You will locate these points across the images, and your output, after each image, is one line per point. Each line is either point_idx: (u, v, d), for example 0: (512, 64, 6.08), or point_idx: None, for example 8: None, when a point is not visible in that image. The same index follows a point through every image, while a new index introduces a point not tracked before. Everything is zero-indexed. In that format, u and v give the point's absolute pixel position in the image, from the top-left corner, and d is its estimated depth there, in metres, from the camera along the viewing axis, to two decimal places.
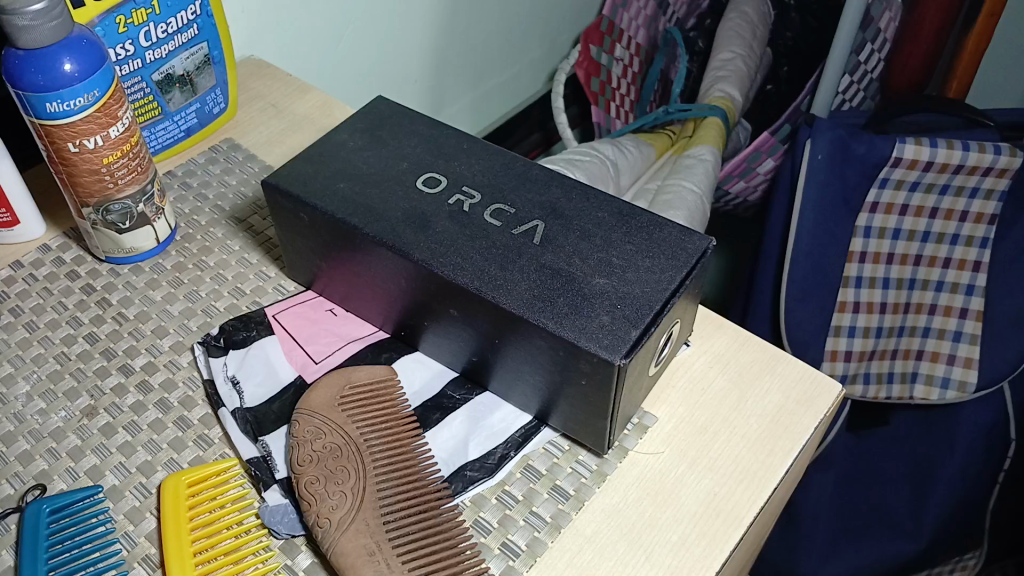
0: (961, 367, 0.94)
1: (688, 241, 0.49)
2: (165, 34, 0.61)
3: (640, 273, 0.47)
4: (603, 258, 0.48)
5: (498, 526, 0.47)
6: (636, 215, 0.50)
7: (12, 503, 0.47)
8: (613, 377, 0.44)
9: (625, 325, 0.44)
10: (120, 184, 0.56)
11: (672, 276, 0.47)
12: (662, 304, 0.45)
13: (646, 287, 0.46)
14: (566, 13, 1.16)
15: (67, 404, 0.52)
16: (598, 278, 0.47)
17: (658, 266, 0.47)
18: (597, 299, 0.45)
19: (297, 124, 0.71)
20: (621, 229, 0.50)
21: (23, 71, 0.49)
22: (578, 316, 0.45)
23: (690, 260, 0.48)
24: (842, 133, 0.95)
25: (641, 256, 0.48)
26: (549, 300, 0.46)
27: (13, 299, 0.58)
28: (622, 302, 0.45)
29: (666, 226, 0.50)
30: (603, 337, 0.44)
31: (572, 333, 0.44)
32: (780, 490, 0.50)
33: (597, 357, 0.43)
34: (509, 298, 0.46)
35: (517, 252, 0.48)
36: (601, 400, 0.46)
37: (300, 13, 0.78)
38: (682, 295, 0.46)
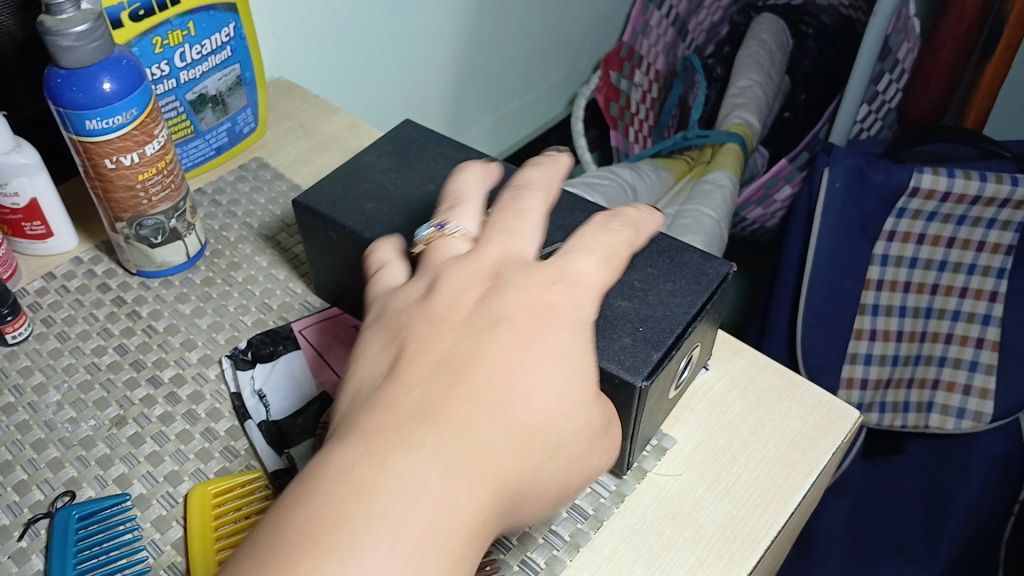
0: (976, 398, 0.93)
1: (709, 265, 0.50)
2: (200, 55, 0.63)
3: (661, 296, 0.48)
4: (624, 280, 0.48)
5: (517, 543, 0.47)
6: (657, 239, 0.52)
7: (42, 509, 0.48)
8: (632, 399, 0.44)
9: (647, 348, 0.45)
10: (154, 199, 0.57)
11: (693, 300, 0.48)
12: (683, 327, 0.46)
13: (667, 310, 0.47)
14: (586, 39, 1.18)
15: (97, 413, 0.53)
16: (620, 300, 0.47)
17: (680, 290, 0.48)
18: (618, 320, 0.46)
19: (324, 144, 0.72)
20: (641, 251, 0.51)
21: (64, 89, 0.50)
22: (600, 337, 0.45)
23: (711, 284, 0.49)
24: (859, 162, 0.97)
25: (663, 280, 0.49)
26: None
27: (45, 309, 0.60)
28: (642, 324, 0.46)
29: (686, 251, 0.51)
30: (625, 358, 0.44)
31: (593, 353, 0.44)
32: (797, 515, 0.50)
33: (617, 378, 0.44)
34: None
35: None
36: (622, 423, 0.47)
37: (328, 35, 0.80)
38: (703, 319, 0.47)
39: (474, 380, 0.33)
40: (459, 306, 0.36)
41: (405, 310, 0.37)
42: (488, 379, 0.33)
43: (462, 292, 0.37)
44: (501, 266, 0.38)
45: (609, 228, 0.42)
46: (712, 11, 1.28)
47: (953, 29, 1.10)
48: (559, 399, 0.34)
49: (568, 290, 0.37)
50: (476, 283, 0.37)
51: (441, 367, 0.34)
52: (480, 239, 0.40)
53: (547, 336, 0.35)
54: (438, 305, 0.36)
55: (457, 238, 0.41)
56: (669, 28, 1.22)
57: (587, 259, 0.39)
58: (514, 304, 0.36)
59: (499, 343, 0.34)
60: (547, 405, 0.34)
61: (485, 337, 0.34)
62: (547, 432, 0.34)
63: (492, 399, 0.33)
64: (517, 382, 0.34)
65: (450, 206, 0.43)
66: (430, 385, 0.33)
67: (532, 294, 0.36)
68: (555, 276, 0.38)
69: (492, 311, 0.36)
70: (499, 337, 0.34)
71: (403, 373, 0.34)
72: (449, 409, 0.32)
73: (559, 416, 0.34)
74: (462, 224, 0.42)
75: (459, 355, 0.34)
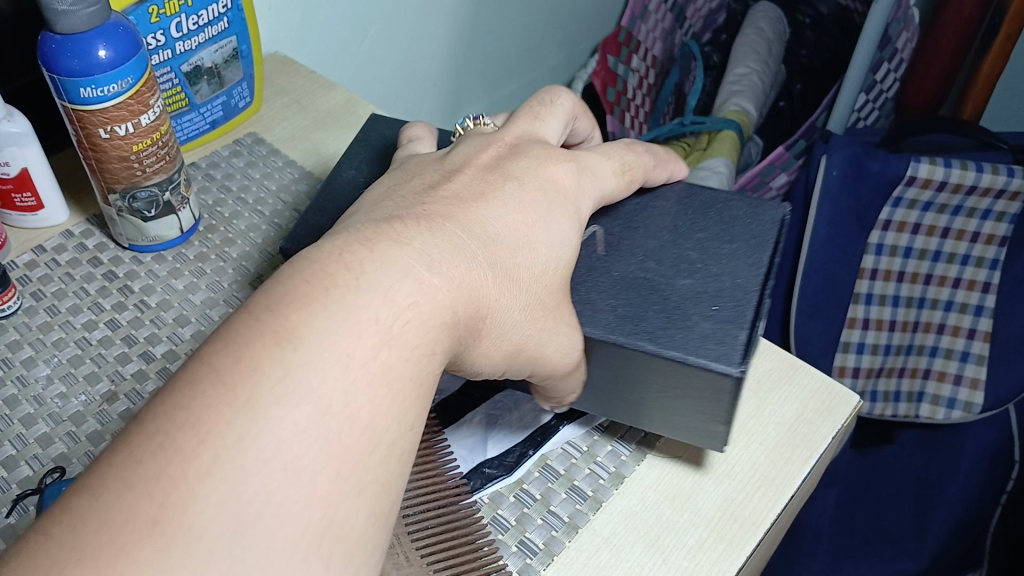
0: (967, 388, 0.95)
1: (763, 212, 0.50)
2: (196, 26, 0.62)
3: (727, 268, 0.47)
4: (684, 257, 0.48)
5: (515, 524, 0.46)
6: (696, 202, 0.52)
7: (32, 485, 0.47)
8: (729, 389, 0.42)
9: (730, 328, 0.43)
10: (148, 172, 0.56)
11: (758, 262, 0.47)
12: (759, 289, 0.45)
13: (738, 276, 0.46)
14: (584, 23, 1.17)
15: (88, 389, 0.52)
16: (685, 282, 0.46)
17: (742, 257, 0.47)
18: (694, 301, 0.45)
19: (321, 121, 0.71)
20: (691, 221, 0.50)
21: (59, 56, 0.49)
22: (678, 328, 0.43)
23: (770, 232, 0.49)
24: (856, 151, 0.96)
25: (723, 252, 0.48)
26: (640, 316, 0.44)
27: (34, 283, 0.58)
28: (721, 299, 0.45)
29: (733, 206, 0.51)
30: (713, 346, 0.42)
31: (679, 349, 0.42)
32: (795, 500, 0.50)
33: (712, 373, 0.42)
34: (594, 321, 0.44)
35: (591, 266, 0.47)
36: (714, 410, 0.45)
37: (326, 12, 0.79)
38: (776, 271, 0.46)
39: (470, 217, 0.38)
40: (482, 160, 0.42)
41: (427, 162, 0.44)
42: (484, 221, 0.38)
43: (487, 151, 0.43)
44: (523, 138, 0.44)
45: (630, 145, 0.49)
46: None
47: (953, 20, 1.10)
48: (535, 256, 0.39)
49: (577, 170, 0.44)
50: (500, 147, 0.43)
51: (448, 203, 0.39)
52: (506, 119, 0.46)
53: (549, 199, 0.41)
54: (458, 159, 0.42)
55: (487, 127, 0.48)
56: (666, 14, 1.22)
57: (599, 159, 0.46)
58: (530, 166, 0.42)
59: (507, 196, 0.40)
60: (521, 262, 0.39)
61: (495, 188, 0.40)
62: (514, 288, 0.38)
63: (481, 241, 0.37)
64: (510, 229, 0.39)
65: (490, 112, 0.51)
66: (434, 213, 0.38)
67: (548, 161, 0.43)
68: (570, 157, 0.44)
69: (512, 169, 0.41)
70: (511, 191, 0.40)
71: (415, 203, 0.39)
72: (445, 235, 0.37)
73: (529, 273, 0.39)
74: (497, 121, 0.50)
75: (467, 196, 0.39)
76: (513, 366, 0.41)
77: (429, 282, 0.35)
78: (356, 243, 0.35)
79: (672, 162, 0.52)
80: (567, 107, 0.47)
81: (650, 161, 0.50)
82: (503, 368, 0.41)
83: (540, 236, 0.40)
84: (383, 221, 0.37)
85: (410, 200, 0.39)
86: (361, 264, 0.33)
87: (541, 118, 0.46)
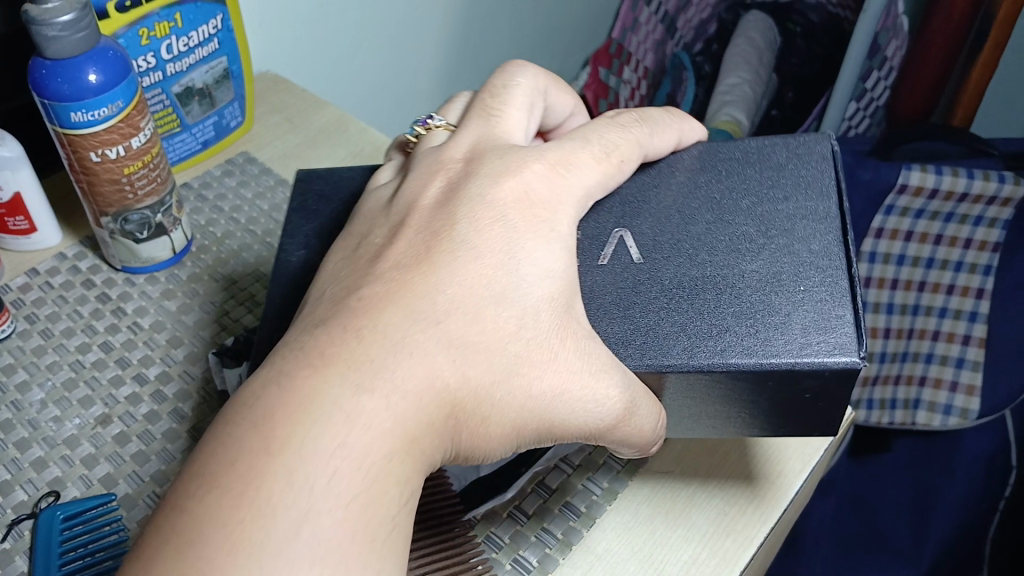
0: (963, 394, 0.96)
1: (806, 151, 0.47)
2: (186, 47, 0.62)
3: (793, 234, 0.43)
4: (741, 236, 0.43)
5: (509, 542, 0.47)
6: (721, 161, 0.48)
7: (26, 510, 0.47)
8: (850, 379, 0.39)
9: (830, 306, 0.40)
10: (140, 194, 0.57)
11: (819, 213, 0.44)
12: (840, 250, 0.42)
13: (811, 242, 0.42)
14: (575, 36, 1.18)
15: (81, 412, 0.52)
16: (752, 266, 0.42)
17: (800, 212, 0.44)
18: (777, 286, 0.41)
19: (313, 139, 0.71)
20: (730, 186, 0.46)
21: (49, 81, 0.49)
22: (773, 327, 0.39)
23: (825, 175, 0.46)
24: (848, 159, 0.96)
25: (779, 215, 0.44)
26: (719, 324, 0.40)
27: (28, 306, 0.59)
28: (806, 275, 0.41)
29: (767, 153, 0.48)
30: (823, 337, 0.39)
31: (789, 355, 0.38)
32: (789, 510, 0.50)
33: (835, 369, 0.38)
34: (670, 351, 0.39)
35: (636, 281, 0.43)
36: (834, 401, 0.41)
37: (317, 30, 0.79)
38: (850, 220, 0.43)
39: (415, 297, 0.35)
40: (429, 196, 0.40)
41: (376, 211, 0.42)
42: (432, 293, 0.35)
43: (434, 182, 0.41)
44: (476, 148, 0.42)
45: (616, 123, 0.46)
46: (701, 9, 1.28)
47: (941, 27, 1.10)
48: (512, 308, 0.36)
49: (547, 169, 0.41)
50: (448, 172, 0.41)
51: (386, 284, 0.36)
52: (461, 125, 0.45)
53: (511, 227, 0.38)
54: (406, 200, 0.41)
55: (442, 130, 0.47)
56: (658, 25, 1.23)
57: (576, 149, 0.43)
58: (482, 190, 0.39)
59: (457, 249, 0.37)
60: (488, 325, 0.35)
61: (443, 242, 0.37)
62: (486, 359, 0.35)
63: (426, 322, 0.34)
64: (464, 298, 0.36)
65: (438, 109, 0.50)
66: (369, 303, 0.35)
67: (503, 175, 0.40)
68: (534, 155, 0.41)
69: (460, 205, 0.39)
70: (463, 240, 0.37)
71: (349, 294, 0.36)
72: (374, 332, 0.34)
73: (506, 332, 0.36)
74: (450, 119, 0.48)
75: (412, 267, 0.36)
76: (532, 436, 0.37)
77: (358, 395, 0.32)
78: (275, 374, 0.33)
79: (674, 125, 0.48)
80: (522, 91, 0.46)
81: (646, 133, 0.46)
82: (518, 439, 0.37)
83: (517, 279, 0.37)
84: (311, 331, 0.34)
85: (345, 289, 0.36)
86: (279, 403, 0.31)
87: (497, 113, 0.45)
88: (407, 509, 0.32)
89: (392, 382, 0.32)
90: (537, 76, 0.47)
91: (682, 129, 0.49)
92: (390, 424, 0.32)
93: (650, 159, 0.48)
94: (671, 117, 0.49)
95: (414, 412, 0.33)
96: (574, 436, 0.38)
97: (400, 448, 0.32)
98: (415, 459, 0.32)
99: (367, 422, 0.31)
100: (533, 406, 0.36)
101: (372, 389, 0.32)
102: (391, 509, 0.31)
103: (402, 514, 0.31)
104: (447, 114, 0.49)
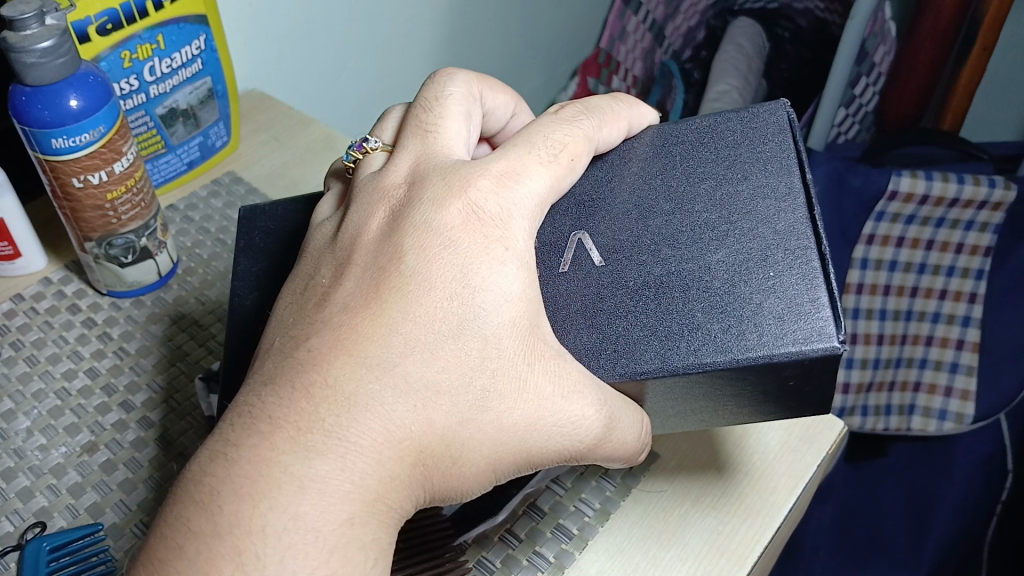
0: (958, 399, 0.96)
1: (763, 121, 0.44)
2: (170, 69, 0.62)
3: (756, 213, 0.40)
4: (702, 223, 0.41)
5: (501, 566, 0.47)
6: (674, 144, 0.45)
7: (12, 541, 0.47)
8: (835, 364, 0.36)
9: (802, 290, 0.37)
10: (124, 219, 0.57)
11: (781, 187, 0.40)
12: (808, 225, 0.39)
13: (778, 221, 0.39)
14: (563, 46, 1.17)
15: (68, 440, 0.52)
16: (717, 254, 0.39)
17: (760, 187, 0.41)
18: (744, 274, 0.38)
19: (301, 157, 0.71)
20: (686, 170, 0.43)
21: (29, 107, 0.49)
22: (744, 322, 0.37)
23: (785, 144, 0.42)
24: (838, 166, 0.94)
25: (740, 193, 0.41)
26: (687, 326, 0.38)
27: (13, 333, 0.58)
28: (774, 258, 0.38)
29: (723, 128, 0.44)
30: (798, 325, 0.36)
31: (762, 350, 0.36)
32: (783, 528, 0.50)
33: (815, 356, 0.35)
34: (640, 361, 0.38)
35: (602, 287, 0.41)
36: (821, 385, 0.38)
37: (302, 45, 0.79)
38: (816, 189, 0.40)
39: (367, 341, 0.35)
40: (373, 227, 0.40)
41: (321, 250, 0.41)
42: (386, 335, 0.35)
43: (377, 213, 0.40)
44: (416, 172, 0.41)
45: (563, 119, 0.43)
46: (689, 16, 1.28)
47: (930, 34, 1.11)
48: (471, 339, 0.36)
49: (493, 183, 0.39)
50: (391, 200, 0.40)
51: (334, 331, 0.36)
52: (398, 146, 0.43)
53: (460, 251, 0.37)
54: (347, 237, 0.40)
55: (379, 152, 0.45)
56: (646, 34, 1.23)
57: (521, 157, 0.41)
58: (426, 216, 0.38)
59: (408, 284, 0.37)
60: (449, 360, 0.36)
61: (392, 278, 0.37)
62: (449, 399, 0.35)
63: (379, 368, 0.35)
64: (417, 336, 0.35)
65: (372, 128, 0.48)
66: (318, 354, 0.35)
67: (447, 198, 0.39)
68: (479, 169, 0.40)
69: (406, 234, 0.38)
70: (413, 274, 0.37)
71: (298, 345, 0.36)
72: (325, 388, 0.34)
73: (468, 365, 0.36)
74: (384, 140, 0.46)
75: (357, 309, 0.36)
76: (510, 467, 0.38)
77: (309, 462, 0.33)
78: (223, 446, 0.34)
79: (622, 112, 0.46)
80: (455, 102, 0.44)
81: (594, 125, 0.44)
82: (496, 473, 0.38)
83: (474, 307, 0.36)
84: (261, 392, 0.35)
85: (295, 339, 0.37)
86: (226, 481, 0.33)
87: (434, 127, 0.43)
88: (373, 573, 0.33)
89: (345, 442, 0.34)
90: (469, 83, 0.46)
91: (632, 113, 0.46)
92: (346, 488, 0.33)
93: (601, 151, 0.46)
94: (619, 105, 0.46)
95: (373, 469, 0.34)
96: (557, 460, 0.39)
97: (360, 511, 0.33)
98: (378, 518, 0.34)
99: (320, 488, 0.33)
100: (507, 439, 0.37)
101: (322, 452, 0.33)
102: (355, 573, 0.33)
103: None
104: (382, 133, 0.47)
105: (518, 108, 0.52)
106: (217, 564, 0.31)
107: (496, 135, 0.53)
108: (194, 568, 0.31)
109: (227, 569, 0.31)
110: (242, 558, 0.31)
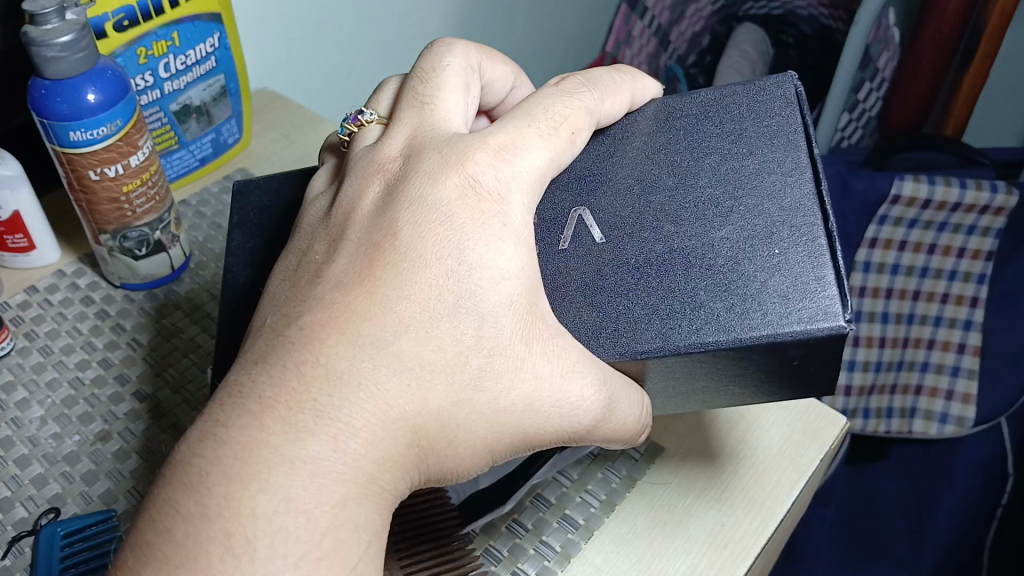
0: (959, 403, 0.97)
1: (769, 95, 0.45)
2: (184, 66, 0.63)
3: (762, 189, 0.41)
4: (706, 200, 0.41)
5: (508, 555, 0.47)
6: (678, 118, 0.46)
7: (27, 527, 0.48)
8: (839, 344, 0.37)
9: (808, 268, 0.38)
10: (139, 212, 0.57)
11: (787, 162, 0.41)
12: (814, 201, 0.39)
13: (783, 198, 0.40)
14: (569, 48, 1.19)
15: (81, 428, 0.53)
16: (722, 230, 0.40)
17: (766, 164, 0.42)
18: (748, 252, 0.39)
19: (309, 154, 0.72)
20: (690, 145, 0.44)
21: (48, 101, 0.50)
22: (750, 302, 0.38)
23: (792, 119, 0.43)
24: (842, 169, 0.97)
25: (746, 170, 0.42)
26: (692, 303, 0.39)
27: (27, 323, 0.59)
28: (779, 235, 0.39)
29: (728, 103, 0.45)
30: (805, 305, 0.37)
31: (767, 329, 0.37)
32: (785, 522, 0.50)
33: (820, 335, 0.36)
34: (644, 338, 0.39)
35: (606, 264, 0.42)
36: (825, 365, 0.38)
37: (314, 43, 0.79)
38: (822, 165, 0.40)
39: (361, 320, 0.36)
40: (368, 201, 0.40)
41: (314, 226, 0.42)
42: (379, 313, 0.36)
43: (372, 187, 0.41)
44: (413, 145, 0.42)
45: (562, 92, 0.44)
46: (694, 21, 1.29)
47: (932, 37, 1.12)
48: (468, 318, 0.37)
49: (491, 157, 0.40)
50: (386, 172, 0.41)
51: (327, 308, 0.37)
52: (394, 118, 0.44)
53: (456, 227, 0.38)
54: (343, 211, 0.41)
55: (375, 125, 0.46)
56: (651, 38, 1.25)
57: (521, 130, 0.42)
58: (422, 190, 0.39)
59: (402, 261, 0.37)
60: (444, 340, 0.36)
61: (386, 255, 0.38)
62: (445, 378, 0.36)
63: (373, 347, 0.35)
64: (412, 314, 0.36)
65: (367, 101, 0.49)
66: (311, 333, 0.36)
67: (444, 171, 0.40)
68: (477, 143, 0.40)
69: (401, 209, 0.39)
70: (407, 250, 0.38)
71: (290, 323, 0.37)
72: (317, 366, 0.35)
73: (464, 345, 0.37)
74: (379, 111, 0.47)
75: (351, 286, 0.37)
76: (507, 448, 0.39)
77: (301, 442, 0.33)
78: (213, 426, 0.35)
79: (625, 84, 0.47)
80: (453, 74, 0.45)
81: (595, 98, 0.45)
82: (493, 454, 0.38)
83: (470, 285, 0.37)
84: (251, 371, 0.36)
85: (287, 317, 0.37)
86: (217, 463, 0.33)
87: (431, 100, 0.44)
88: (366, 555, 0.34)
89: (337, 422, 0.34)
90: (467, 55, 0.47)
91: (633, 89, 0.47)
92: (338, 469, 0.34)
93: (603, 126, 0.47)
94: (621, 78, 0.47)
95: (366, 450, 0.34)
96: (557, 441, 0.40)
97: (352, 493, 0.34)
98: (371, 500, 0.34)
99: (312, 470, 0.33)
100: (504, 419, 0.38)
101: (314, 433, 0.34)
102: (348, 556, 0.33)
103: (359, 560, 0.34)
104: (376, 105, 0.48)
105: (518, 81, 0.53)
106: (206, 548, 0.32)
107: (495, 109, 0.54)
108: (182, 551, 0.32)
109: (216, 552, 0.32)
110: (232, 541, 0.32)
